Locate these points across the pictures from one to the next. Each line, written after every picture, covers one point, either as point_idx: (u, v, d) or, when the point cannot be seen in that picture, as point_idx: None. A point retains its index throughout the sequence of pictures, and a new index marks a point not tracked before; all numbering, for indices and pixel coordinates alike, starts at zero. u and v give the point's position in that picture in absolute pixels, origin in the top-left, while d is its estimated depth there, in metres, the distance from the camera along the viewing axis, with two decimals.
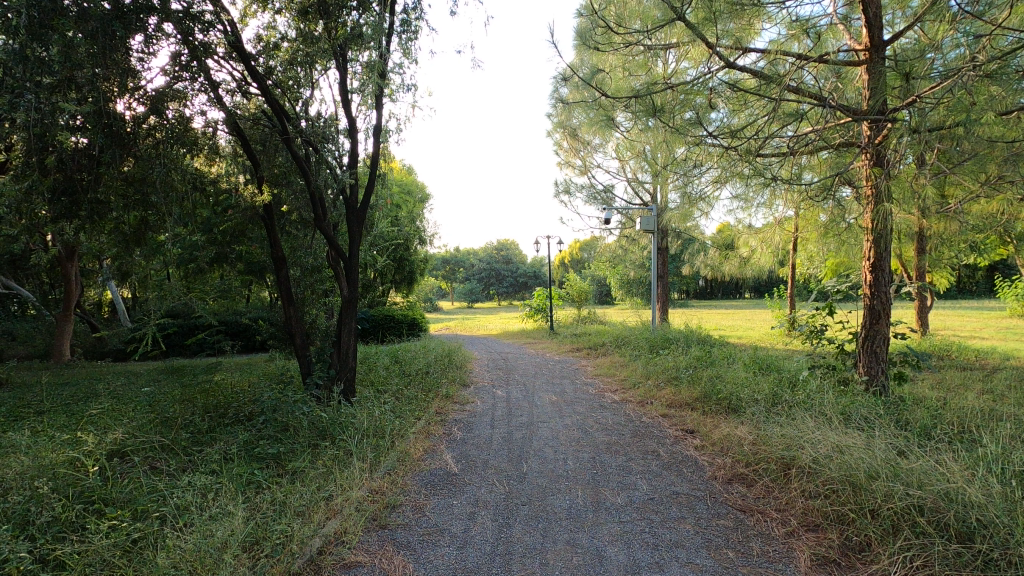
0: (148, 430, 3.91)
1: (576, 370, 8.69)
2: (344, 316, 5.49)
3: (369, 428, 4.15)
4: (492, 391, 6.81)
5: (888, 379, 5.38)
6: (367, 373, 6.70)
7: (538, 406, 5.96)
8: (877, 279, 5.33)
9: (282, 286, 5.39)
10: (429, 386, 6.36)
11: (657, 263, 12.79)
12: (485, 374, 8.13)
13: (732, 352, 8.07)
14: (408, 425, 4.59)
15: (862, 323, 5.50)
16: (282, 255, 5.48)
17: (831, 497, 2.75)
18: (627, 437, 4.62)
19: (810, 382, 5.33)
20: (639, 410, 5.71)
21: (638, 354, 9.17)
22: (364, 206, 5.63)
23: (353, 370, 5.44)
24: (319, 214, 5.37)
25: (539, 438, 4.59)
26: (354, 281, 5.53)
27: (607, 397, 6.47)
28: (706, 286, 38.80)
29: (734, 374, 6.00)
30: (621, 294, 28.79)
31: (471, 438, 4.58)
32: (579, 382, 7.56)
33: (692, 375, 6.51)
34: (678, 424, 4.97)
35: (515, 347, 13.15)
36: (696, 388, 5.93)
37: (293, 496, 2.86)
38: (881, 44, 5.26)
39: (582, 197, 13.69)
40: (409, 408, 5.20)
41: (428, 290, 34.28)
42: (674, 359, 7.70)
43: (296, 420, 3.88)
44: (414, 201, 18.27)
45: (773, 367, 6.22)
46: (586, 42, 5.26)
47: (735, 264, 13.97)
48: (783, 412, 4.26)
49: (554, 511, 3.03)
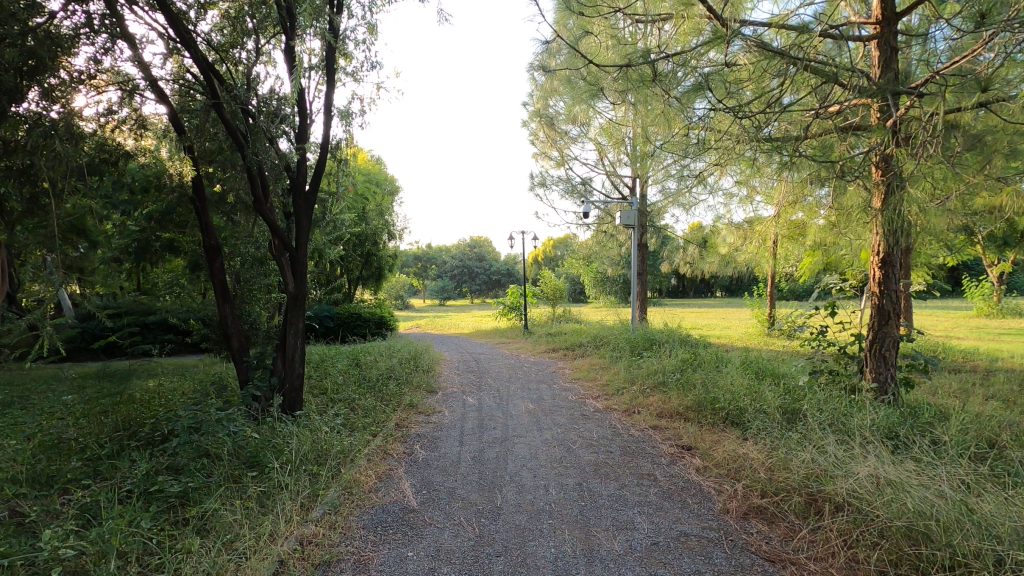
0: (26, 462, 3.13)
1: (554, 374, 8.07)
2: (289, 315, 4.76)
3: (310, 452, 3.43)
4: (461, 398, 6.12)
5: (897, 386, 4.91)
6: (321, 379, 5.94)
7: (512, 417, 5.30)
8: (887, 275, 4.85)
9: (216, 280, 4.61)
10: (390, 393, 5.64)
11: (638, 260, 12.27)
12: (455, 378, 7.44)
13: (721, 355, 7.56)
14: (360, 444, 3.89)
15: (869, 324, 5.01)
16: (215, 244, 4.70)
17: (888, 549, 2.18)
18: (617, 455, 4.01)
19: (815, 391, 4.82)
20: (626, 421, 5.11)
21: (619, 355, 8.60)
22: (315, 187, 4.87)
23: (299, 378, 4.71)
24: (258, 195, 4.59)
25: (515, 458, 3.93)
26: (302, 275, 4.81)
27: (589, 405, 5.86)
28: (678, 286, 38.77)
29: (730, 381, 5.46)
30: (595, 292, 28.41)
31: (435, 460, 3.89)
32: (557, 388, 6.93)
33: (681, 381, 5.95)
34: (672, 439, 4.38)
35: (488, 347, 12.48)
36: (688, 396, 5.36)
37: (189, 562, 2.14)
38: (894, 17, 4.74)
39: (559, 190, 13.09)
40: (364, 422, 4.49)
41: (398, 287, 33.33)
42: (660, 362, 7.15)
43: (218, 445, 3.15)
44: (383, 193, 17.40)
45: (770, 372, 5.71)
46: (569, 4, 4.51)
47: (715, 261, 13.56)
48: (794, 427, 3.71)
49: (536, 566, 2.37)
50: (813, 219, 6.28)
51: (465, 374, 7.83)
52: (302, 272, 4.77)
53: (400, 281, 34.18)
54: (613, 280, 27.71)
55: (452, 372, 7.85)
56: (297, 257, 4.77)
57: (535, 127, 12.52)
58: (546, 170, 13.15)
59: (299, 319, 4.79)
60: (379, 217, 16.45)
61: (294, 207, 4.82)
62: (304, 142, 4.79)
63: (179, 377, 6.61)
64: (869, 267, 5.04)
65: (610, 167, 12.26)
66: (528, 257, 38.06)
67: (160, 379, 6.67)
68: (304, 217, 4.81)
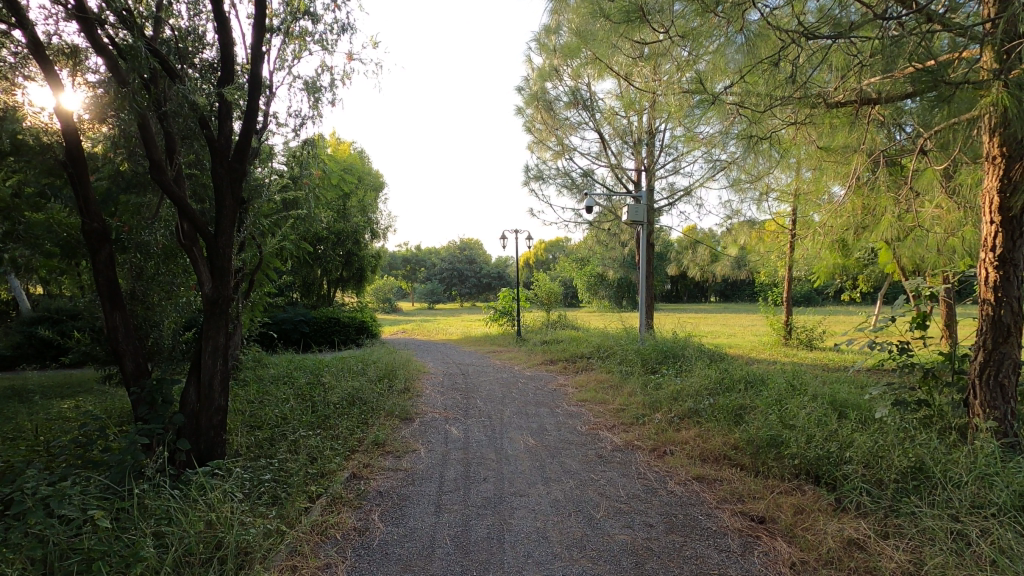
0: None
1: (556, 393, 6.84)
2: (205, 326, 3.51)
3: (194, 551, 2.17)
4: (444, 431, 4.86)
5: (1018, 424, 3.68)
6: (266, 408, 4.67)
7: (508, 459, 4.07)
8: (1006, 278, 3.62)
9: (100, 278, 3.32)
10: (349, 429, 4.36)
11: (644, 261, 11.05)
12: (438, 400, 6.18)
13: (757, 373, 6.37)
14: (285, 526, 2.61)
15: (976, 343, 3.81)
16: (102, 228, 3.40)
17: None
18: (662, 534, 2.78)
19: (913, 433, 3.60)
20: (660, 468, 3.87)
21: (630, 371, 7.37)
22: (245, 152, 3.56)
23: (219, 412, 3.50)
24: (157, 159, 3.29)
25: (515, 540, 2.69)
26: (226, 272, 3.54)
27: (605, 440, 4.62)
28: (674, 289, 37.51)
29: (787, 413, 4.29)
30: (589, 297, 27.24)
31: (401, 543, 2.63)
32: (561, 413, 5.69)
33: (720, 414, 4.71)
34: (732, 504, 3.15)
35: (477, 357, 11.21)
36: (736, 435, 4.16)
37: None
38: None
39: (556, 184, 11.88)
40: (301, 481, 3.20)
41: (383, 291, 31.94)
42: (685, 382, 5.97)
43: (26, 552, 1.92)
44: (365, 188, 16.12)
45: (834, 401, 4.53)
46: None
47: (726, 264, 12.38)
48: (935, 515, 2.47)
49: None
50: (878, 210, 5.11)
51: (451, 394, 6.57)
52: (224, 269, 3.51)
53: (387, 281, 32.72)
54: (609, 283, 26.49)
55: (436, 392, 6.59)
56: (217, 249, 3.49)
57: (531, 115, 11.34)
58: (543, 162, 11.91)
59: (221, 332, 3.54)
60: (361, 213, 15.19)
61: (213, 178, 3.51)
62: (230, 84, 3.55)
63: (97, 398, 5.36)
64: (978, 265, 3.81)
65: (613, 158, 11.13)
66: (521, 260, 36.78)
67: (74, 400, 5.42)
68: (228, 190, 3.52)
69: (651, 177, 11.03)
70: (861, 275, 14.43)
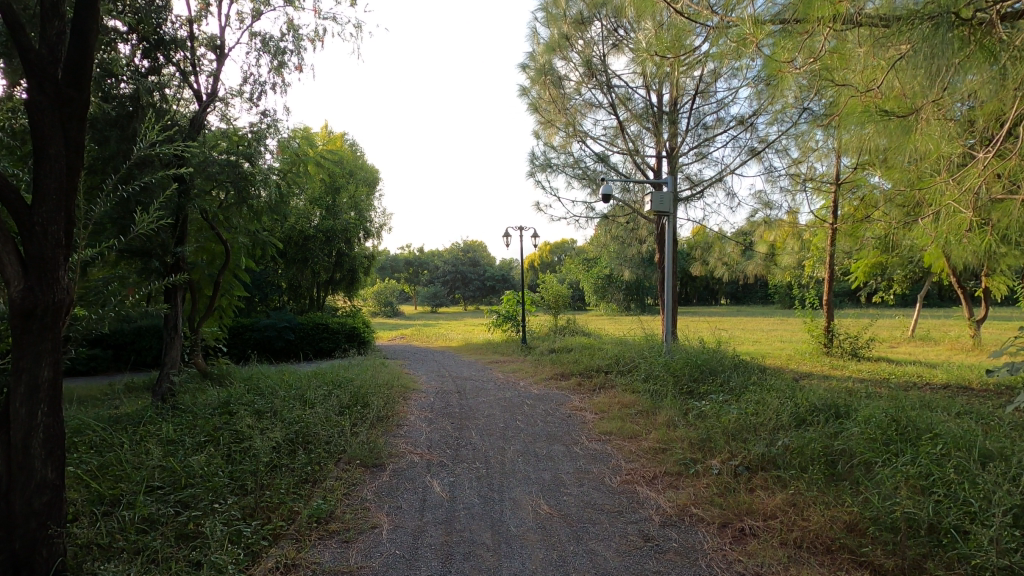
0: None
1: (572, 421, 5.44)
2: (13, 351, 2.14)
3: None
4: (420, 489, 3.47)
5: None
6: (170, 458, 3.31)
7: (512, 547, 2.69)
8: None
9: None
10: (279, 497, 2.99)
11: (669, 258, 9.62)
12: (421, 433, 4.79)
13: (831, 398, 4.96)
14: None
15: None
16: None
17: None
18: None
19: None
20: (746, 568, 2.49)
21: (662, 393, 5.98)
22: (83, 73, 2.24)
23: (41, 488, 2.18)
24: None
25: None
26: (55, 266, 2.19)
27: (648, 506, 3.23)
28: (683, 291, 36.12)
29: (921, 473, 2.90)
30: (595, 300, 26.08)
31: None
32: (580, 453, 4.32)
33: (807, 471, 3.31)
34: None
35: (477, 368, 9.80)
36: (852, 507, 2.77)
37: None
38: None
39: (566, 174, 10.50)
40: None
41: (383, 294, 30.76)
42: (741, 411, 4.58)
43: None
44: (357, 183, 14.83)
45: (978, 450, 3.14)
46: None
47: (756, 262, 10.88)
48: None
49: None
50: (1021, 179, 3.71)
51: (440, 423, 5.20)
52: (47, 259, 2.15)
53: (386, 285, 31.38)
54: (619, 284, 25.03)
55: (421, 421, 5.21)
56: (34, 226, 2.13)
57: (537, 95, 9.98)
58: (550, 149, 10.52)
59: (44, 363, 2.19)
60: (351, 210, 13.87)
61: (28, 112, 2.17)
62: None
63: None
64: None
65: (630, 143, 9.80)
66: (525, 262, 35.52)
67: None
68: (54, 133, 2.18)
69: (673, 164, 9.68)
70: (904, 275, 12.93)
